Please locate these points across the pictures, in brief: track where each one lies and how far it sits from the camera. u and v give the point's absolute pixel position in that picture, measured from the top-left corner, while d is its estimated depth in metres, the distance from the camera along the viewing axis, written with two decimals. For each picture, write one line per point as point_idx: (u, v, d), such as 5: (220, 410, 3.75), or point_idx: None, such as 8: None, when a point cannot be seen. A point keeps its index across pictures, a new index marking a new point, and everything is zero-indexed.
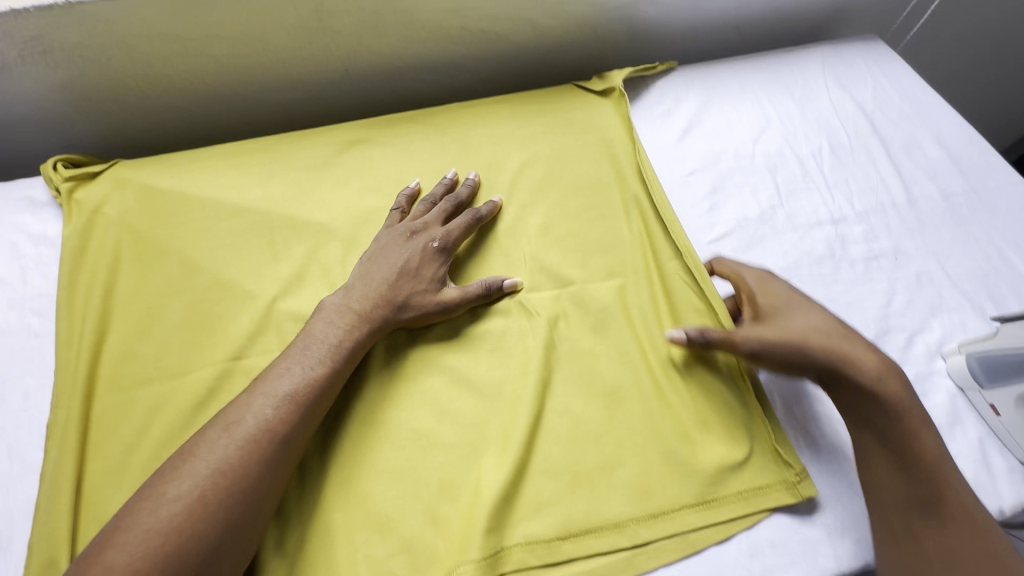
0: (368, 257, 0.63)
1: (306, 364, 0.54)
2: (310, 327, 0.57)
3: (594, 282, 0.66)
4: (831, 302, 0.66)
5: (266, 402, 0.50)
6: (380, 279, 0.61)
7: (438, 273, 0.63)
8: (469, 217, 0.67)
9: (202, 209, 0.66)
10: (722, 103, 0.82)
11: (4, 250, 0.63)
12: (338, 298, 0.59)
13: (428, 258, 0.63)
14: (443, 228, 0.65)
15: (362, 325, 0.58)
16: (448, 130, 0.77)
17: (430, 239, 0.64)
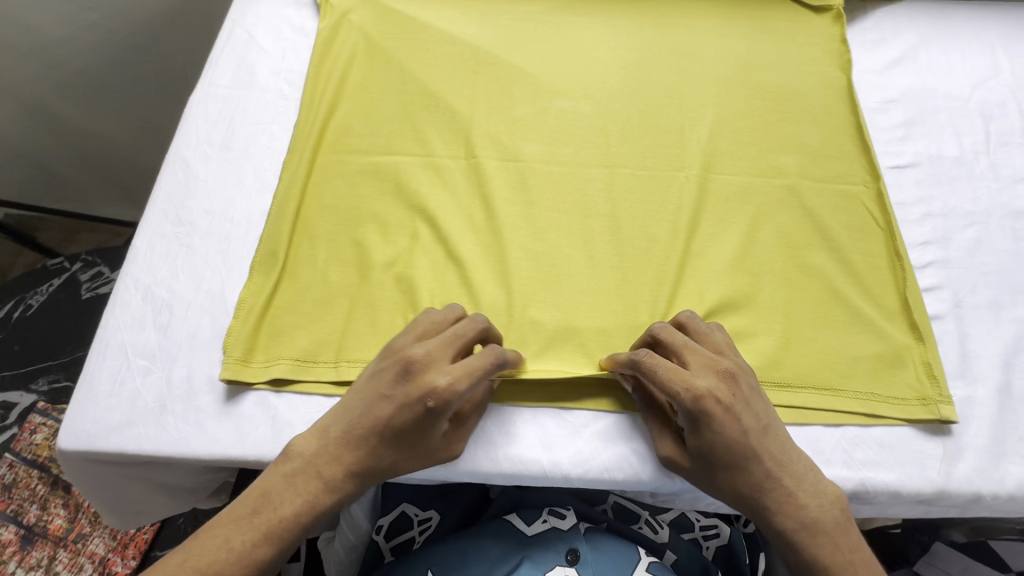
0: (354, 393, 0.51)
1: (304, 495, 0.49)
2: (295, 450, 0.50)
3: (763, 176, 0.66)
4: (1016, 255, 0.61)
5: (276, 504, 0.49)
6: (363, 423, 0.50)
7: (433, 424, 0.49)
8: (485, 363, 0.50)
9: (424, 34, 0.76)
10: (947, 44, 0.76)
11: (272, 32, 0.78)
12: (325, 442, 0.50)
13: (415, 415, 0.49)
14: (445, 376, 0.49)
15: (351, 455, 0.50)
16: (650, 11, 0.78)
17: (423, 395, 0.48)
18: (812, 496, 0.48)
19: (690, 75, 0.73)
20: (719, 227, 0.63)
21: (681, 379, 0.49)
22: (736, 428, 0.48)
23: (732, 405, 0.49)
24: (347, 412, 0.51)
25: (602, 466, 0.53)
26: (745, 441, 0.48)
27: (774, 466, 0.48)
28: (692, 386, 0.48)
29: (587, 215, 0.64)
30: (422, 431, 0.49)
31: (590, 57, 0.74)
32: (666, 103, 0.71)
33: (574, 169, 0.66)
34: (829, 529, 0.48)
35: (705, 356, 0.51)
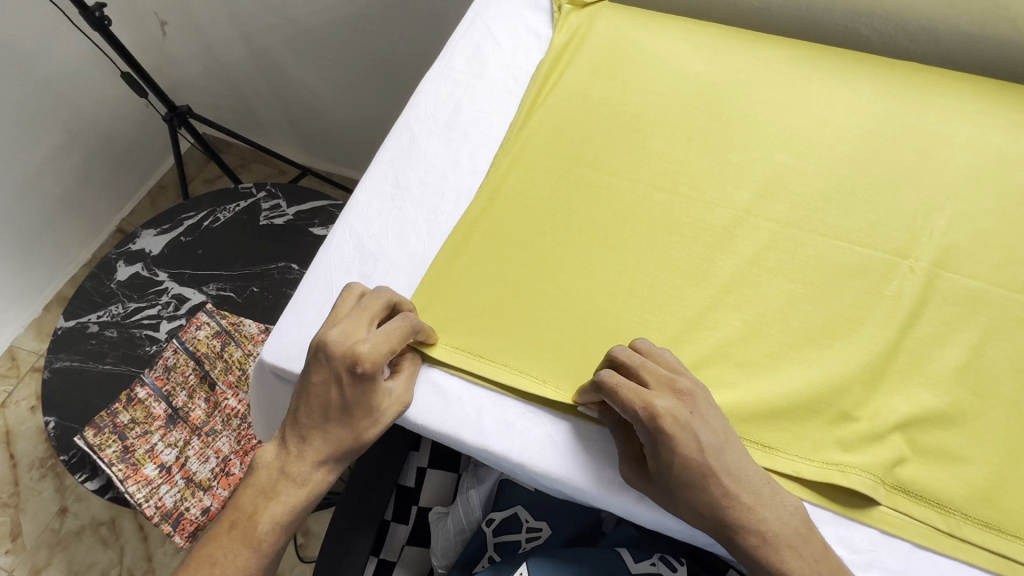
0: (297, 390, 0.55)
1: (279, 495, 0.55)
2: (261, 462, 0.57)
3: (1003, 287, 0.59)
4: None
5: (250, 514, 0.55)
6: (316, 412, 0.54)
7: (365, 391, 0.53)
8: (404, 330, 0.54)
9: (651, 62, 0.76)
10: None
11: (509, 29, 0.82)
12: (285, 448, 0.56)
13: (353, 386, 0.53)
14: (368, 344, 0.52)
15: (315, 447, 0.55)
16: (900, 80, 0.72)
17: (353, 364, 0.51)
18: (769, 509, 0.48)
19: (934, 160, 0.67)
20: (942, 331, 0.57)
21: (631, 387, 0.49)
22: (693, 446, 0.48)
23: (687, 423, 0.48)
24: (297, 405, 0.55)
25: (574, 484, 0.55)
26: (702, 460, 0.48)
27: (733, 489, 0.48)
28: (632, 388, 0.49)
29: (790, 281, 0.60)
30: (360, 401, 0.54)
31: (821, 118, 0.71)
32: (902, 183, 0.66)
33: (787, 230, 0.63)
34: (792, 541, 0.47)
35: (662, 374, 0.50)
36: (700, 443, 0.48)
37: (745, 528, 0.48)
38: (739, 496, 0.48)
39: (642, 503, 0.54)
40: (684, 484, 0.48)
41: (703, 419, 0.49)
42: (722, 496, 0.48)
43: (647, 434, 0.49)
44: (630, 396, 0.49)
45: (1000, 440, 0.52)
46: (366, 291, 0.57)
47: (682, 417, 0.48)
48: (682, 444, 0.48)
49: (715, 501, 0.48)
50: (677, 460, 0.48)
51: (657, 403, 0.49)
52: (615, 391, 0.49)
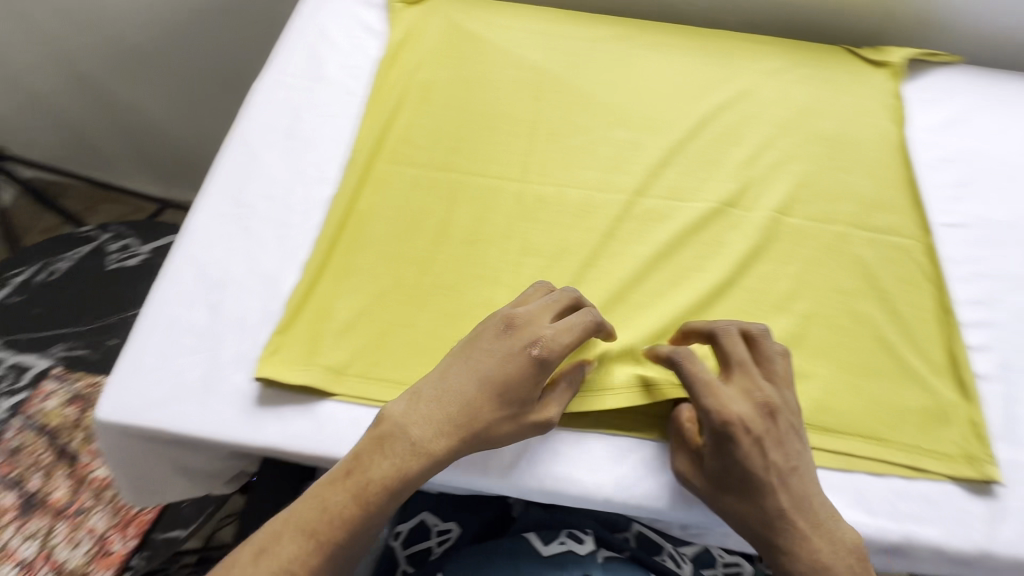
0: (455, 366, 0.52)
1: (392, 458, 0.49)
2: (360, 448, 0.50)
3: (815, 221, 0.67)
4: None
5: (329, 502, 0.48)
6: (461, 394, 0.51)
7: (532, 378, 0.51)
8: (591, 322, 0.54)
9: (491, 52, 0.78)
10: (999, 111, 0.77)
11: (343, 28, 0.79)
12: (415, 400, 0.51)
13: (523, 372, 0.51)
14: (547, 330, 0.52)
15: (441, 414, 0.50)
16: (713, 50, 0.80)
17: (530, 342, 0.52)
18: (836, 517, 0.50)
19: (750, 116, 0.74)
20: (773, 268, 0.64)
21: (566, 334, 0.52)
22: (766, 456, 0.50)
23: (763, 435, 0.50)
24: (447, 380, 0.52)
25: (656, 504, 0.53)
26: (789, 473, 0.50)
27: (811, 499, 0.49)
28: (569, 337, 0.52)
29: (643, 245, 0.64)
30: (519, 386, 0.51)
31: (652, 91, 0.76)
32: (726, 141, 0.72)
33: (635, 197, 0.67)
34: (846, 536, 0.49)
35: (702, 365, 0.52)
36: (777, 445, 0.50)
37: (823, 536, 0.49)
38: (812, 497, 0.50)
39: (683, 500, 0.53)
40: (757, 492, 0.49)
41: (789, 427, 0.52)
42: (801, 499, 0.49)
43: (711, 427, 0.50)
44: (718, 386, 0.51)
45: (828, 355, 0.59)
46: (551, 287, 0.58)
47: (743, 402, 0.51)
48: (757, 453, 0.50)
49: (777, 502, 0.49)
50: (756, 466, 0.49)
51: (703, 395, 0.50)
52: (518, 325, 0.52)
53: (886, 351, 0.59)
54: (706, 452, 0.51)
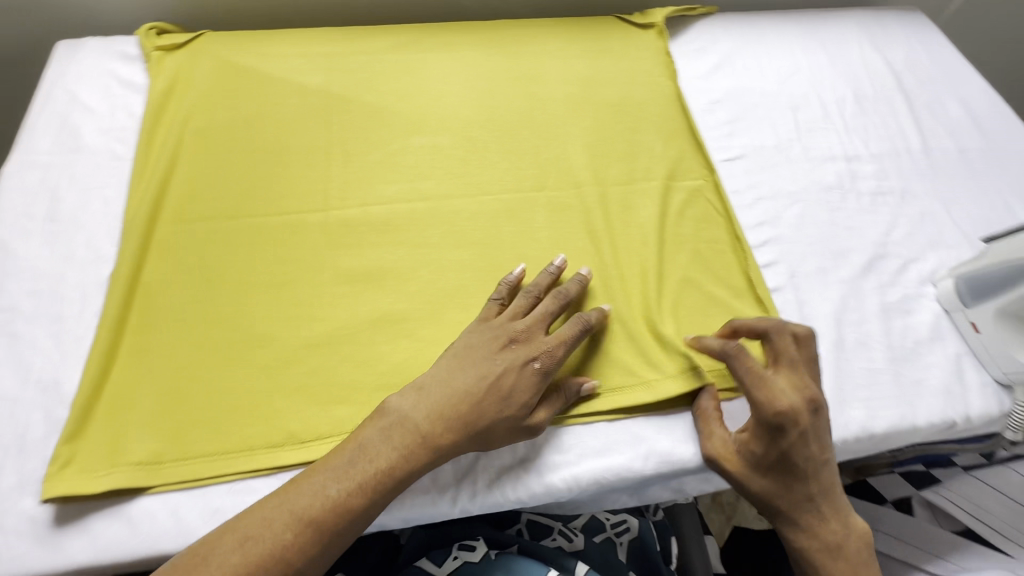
0: (460, 359, 0.52)
1: (401, 448, 0.48)
2: (365, 438, 0.48)
3: (614, 183, 0.70)
4: (833, 225, 0.69)
5: (324, 488, 0.46)
6: (467, 390, 0.50)
7: (533, 384, 0.52)
8: (576, 325, 0.55)
9: (270, 85, 0.74)
10: (754, 48, 0.85)
11: (97, 90, 0.72)
12: (421, 394, 0.50)
13: (525, 379, 0.52)
14: (551, 340, 0.54)
15: (453, 415, 0.49)
16: (495, 40, 0.82)
17: (534, 355, 0.52)
18: (841, 494, 0.53)
19: (539, 99, 0.77)
20: (584, 238, 0.66)
21: (562, 343, 0.54)
22: (808, 445, 0.50)
23: (808, 429, 0.50)
24: (450, 368, 0.52)
25: (665, 465, 0.54)
26: (823, 459, 0.52)
27: (826, 475, 0.52)
28: (563, 345, 0.54)
29: (456, 246, 0.64)
30: (520, 389, 0.51)
31: (442, 92, 0.76)
32: (521, 126, 0.74)
33: (441, 200, 0.67)
34: (841, 510, 0.52)
35: (790, 374, 0.52)
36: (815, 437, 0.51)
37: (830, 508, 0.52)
38: (829, 479, 0.52)
39: (678, 450, 0.54)
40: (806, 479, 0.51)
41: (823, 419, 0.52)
42: (821, 475, 0.51)
43: (759, 422, 0.50)
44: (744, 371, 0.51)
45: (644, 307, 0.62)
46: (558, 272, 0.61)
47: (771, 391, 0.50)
48: (805, 448, 0.50)
49: (809, 482, 0.51)
50: (779, 448, 0.50)
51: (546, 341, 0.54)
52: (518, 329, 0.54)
53: (692, 289, 0.64)
54: (756, 446, 0.51)
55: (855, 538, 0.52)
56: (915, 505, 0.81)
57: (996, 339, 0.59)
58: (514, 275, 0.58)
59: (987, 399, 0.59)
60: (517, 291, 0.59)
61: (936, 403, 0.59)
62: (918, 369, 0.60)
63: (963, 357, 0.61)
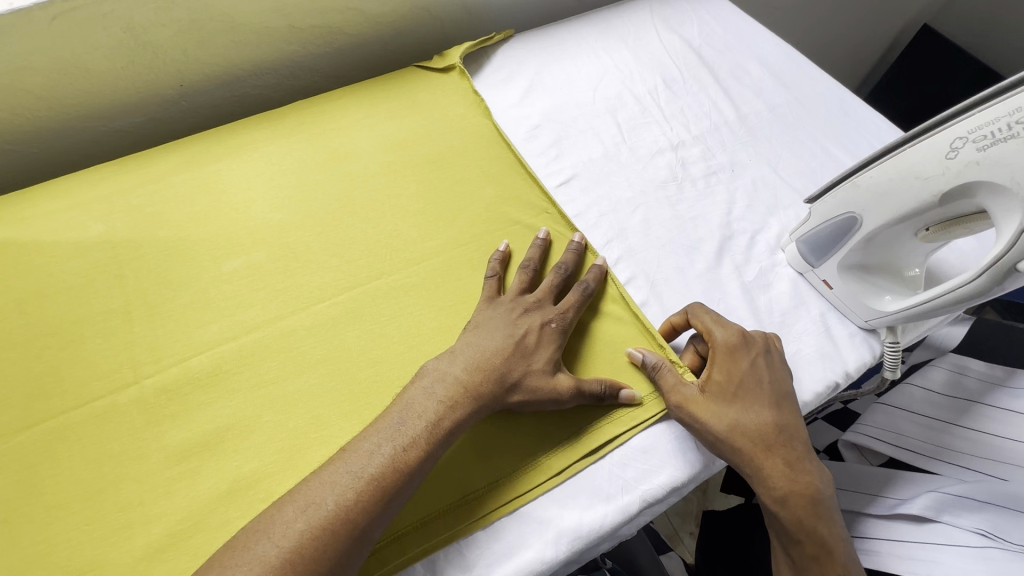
0: (483, 329, 0.55)
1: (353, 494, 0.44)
2: (411, 397, 0.49)
3: (454, 245, 0.66)
4: (678, 220, 0.69)
5: (377, 449, 0.46)
6: (497, 355, 0.52)
7: (553, 349, 0.54)
8: (582, 289, 0.59)
9: (39, 253, 0.64)
10: (559, 62, 0.85)
11: None
12: (486, 348, 0.53)
13: (542, 339, 0.55)
14: (561, 307, 0.57)
15: (485, 385, 0.51)
16: (293, 127, 0.76)
17: (548, 318, 0.56)
18: (813, 471, 0.53)
19: (354, 177, 0.71)
20: (437, 314, 0.61)
21: (570, 309, 0.57)
22: (776, 399, 0.54)
23: (771, 382, 0.54)
24: (476, 338, 0.54)
25: (625, 510, 0.51)
26: (791, 426, 0.54)
27: (792, 444, 0.53)
28: (570, 309, 0.57)
29: (298, 372, 0.57)
30: (539, 351, 0.54)
31: (246, 201, 0.69)
32: (340, 213, 0.68)
33: (269, 325, 0.60)
34: (812, 485, 0.53)
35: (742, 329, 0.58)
36: (780, 398, 0.55)
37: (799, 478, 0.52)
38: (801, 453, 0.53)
39: (637, 489, 0.52)
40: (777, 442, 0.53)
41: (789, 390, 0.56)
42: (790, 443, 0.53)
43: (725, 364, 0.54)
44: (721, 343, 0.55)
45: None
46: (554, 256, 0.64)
47: (726, 340, 0.55)
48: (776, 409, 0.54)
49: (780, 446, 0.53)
50: (741, 390, 0.54)
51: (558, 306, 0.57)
52: (522, 297, 0.58)
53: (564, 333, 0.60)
54: (714, 384, 0.54)
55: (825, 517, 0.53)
56: (843, 449, 0.83)
57: (850, 290, 0.59)
58: (541, 240, 0.63)
59: (858, 352, 0.60)
60: (507, 269, 0.62)
61: (816, 372, 0.59)
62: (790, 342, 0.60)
63: (826, 315, 0.62)
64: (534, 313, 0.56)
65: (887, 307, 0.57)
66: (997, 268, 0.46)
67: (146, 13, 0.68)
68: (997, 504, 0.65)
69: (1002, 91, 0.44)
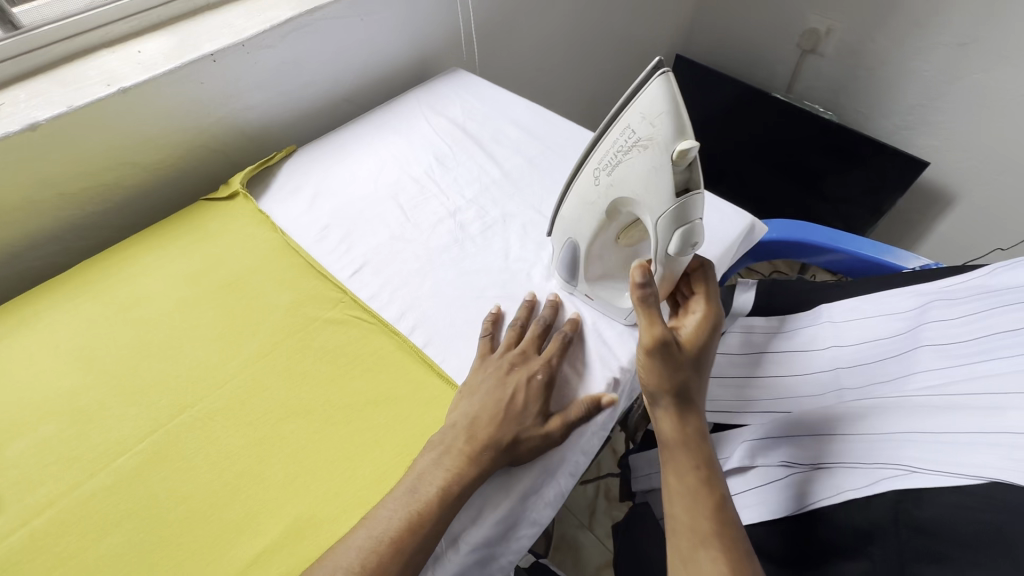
0: (484, 388, 0.62)
1: None
2: (422, 468, 0.56)
3: (257, 358, 0.68)
4: (464, 276, 0.77)
5: (357, 553, 0.50)
6: (490, 415, 0.59)
7: (547, 394, 0.63)
8: (562, 336, 0.68)
9: None
10: (340, 164, 0.93)
11: None
12: (482, 411, 0.60)
13: (532, 390, 0.62)
14: (544, 356, 0.66)
15: (487, 444, 0.57)
16: (78, 289, 0.76)
17: (534, 371, 0.64)
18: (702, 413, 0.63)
19: (147, 320, 0.72)
20: (245, 431, 0.62)
21: (553, 357, 0.66)
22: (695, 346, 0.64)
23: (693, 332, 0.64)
24: (475, 401, 0.61)
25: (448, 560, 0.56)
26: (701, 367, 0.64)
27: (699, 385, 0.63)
28: (551, 357, 0.66)
29: (99, 537, 0.55)
30: (530, 402, 0.61)
31: (30, 378, 0.67)
32: (134, 360, 0.68)
33: (63, 498, 0.57)
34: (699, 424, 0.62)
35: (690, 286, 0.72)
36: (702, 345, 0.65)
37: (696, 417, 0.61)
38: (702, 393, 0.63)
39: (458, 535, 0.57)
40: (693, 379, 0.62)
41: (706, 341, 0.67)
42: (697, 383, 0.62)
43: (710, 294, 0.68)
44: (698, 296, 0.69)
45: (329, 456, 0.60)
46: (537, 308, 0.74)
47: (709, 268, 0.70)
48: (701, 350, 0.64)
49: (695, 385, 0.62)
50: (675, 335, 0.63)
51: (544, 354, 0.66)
52: (516, 351, 0.66)
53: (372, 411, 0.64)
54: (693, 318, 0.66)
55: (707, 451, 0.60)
56: None
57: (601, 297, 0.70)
58: (492, 316, 0.71)
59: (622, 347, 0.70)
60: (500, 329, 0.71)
61: (593, 376, 0.67)
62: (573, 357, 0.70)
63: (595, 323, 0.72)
64: (518, 370, 0.64)
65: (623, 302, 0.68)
66: (662, 259, 0.60)
67: None
68: (789, 434, 0.76)
69: (607, 131, 0.62)
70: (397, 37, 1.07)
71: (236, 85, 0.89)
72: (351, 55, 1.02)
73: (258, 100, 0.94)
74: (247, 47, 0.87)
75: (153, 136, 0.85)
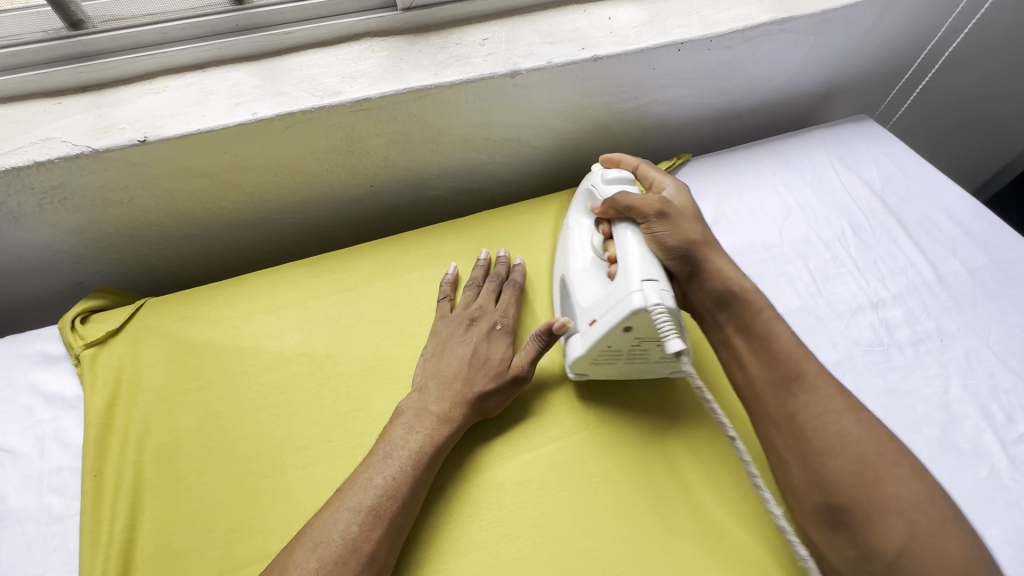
0: (432, 353, 0.62)
1: (385, 470, 0.52)
2: (395, 434, 0.54)
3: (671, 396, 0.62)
4: (892, 393, 0.65)
5: (369, 481, 0.51)
6: (462, 363, 0.60)
7: (505, 344, 0.62)
8: (515, 289, 0.67)
9: (240, 360, 0.62)
10: (741, 194, 0.83)
11: (16, 418, 0.58)
12: (430, 357, 0.61)
13: (490, 341, 0.62)
14: (501, 310, 0.65)
15: (460, 403, 0.57)
16: (483, 240, 0.75)
17: (492, 322, 0.63)
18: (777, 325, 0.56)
19: (545, 306, 0.70)
20: (664, 479, 0.56)
21: (509, 307, 0.65)
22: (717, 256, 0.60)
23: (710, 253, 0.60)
24: (434, 360, 0.61)
25: None
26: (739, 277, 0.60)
27: (753, 298, 0.58)
28: (509, 307, 0.65)
29: (516, 535, 0.53)
30: (485, 350, 0.61)
31: None
32: None
33: (477, 476, 0.56)
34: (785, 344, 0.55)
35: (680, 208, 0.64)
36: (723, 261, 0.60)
37: (770, 332, 0.55)
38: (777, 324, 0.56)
39: None
40: (738, 299, 0.58)
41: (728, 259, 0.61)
42: (750, 294, 0.58)
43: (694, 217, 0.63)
44: (666, 185, 0.67)
45: (760, 546, 0.52)
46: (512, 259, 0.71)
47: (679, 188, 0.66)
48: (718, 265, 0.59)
49: (746, 301, 0.58)
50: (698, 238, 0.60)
51: (496, 314, 0.64)
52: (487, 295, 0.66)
53: None
54: (689, 236, 0.60)
55: (819, 386, 0.51)
56: None
57: (586, 293, 0.60)
58: (451, 274, 0.69)
59: (619, 311, 0.52)
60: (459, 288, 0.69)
61: None
62: (612, 328, 0.53)
63: (592, 332, 0.56)
64: (481, 325, 0.63)
65: (620, 239, 0.59)
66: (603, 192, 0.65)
67: (363, 122, 0.68)
68: None
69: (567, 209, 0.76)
70: (832, 64, 0.93)
71: (675, 78, 0.82)
72: (783, 72, 0.90)
73: (678, 96, 0.85)
74: (712, 43, 0.77)
75: (584, 106, 0.80)
